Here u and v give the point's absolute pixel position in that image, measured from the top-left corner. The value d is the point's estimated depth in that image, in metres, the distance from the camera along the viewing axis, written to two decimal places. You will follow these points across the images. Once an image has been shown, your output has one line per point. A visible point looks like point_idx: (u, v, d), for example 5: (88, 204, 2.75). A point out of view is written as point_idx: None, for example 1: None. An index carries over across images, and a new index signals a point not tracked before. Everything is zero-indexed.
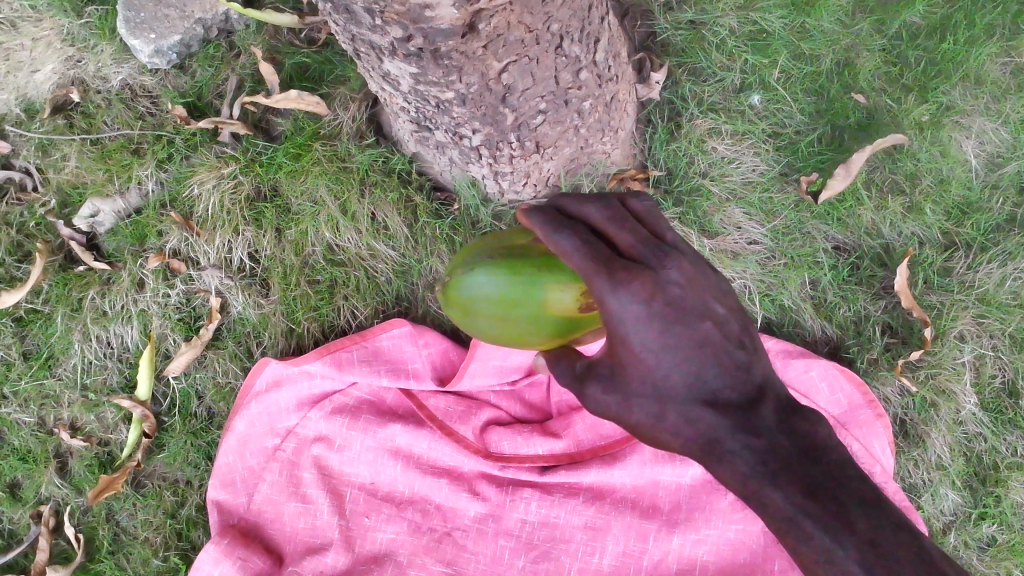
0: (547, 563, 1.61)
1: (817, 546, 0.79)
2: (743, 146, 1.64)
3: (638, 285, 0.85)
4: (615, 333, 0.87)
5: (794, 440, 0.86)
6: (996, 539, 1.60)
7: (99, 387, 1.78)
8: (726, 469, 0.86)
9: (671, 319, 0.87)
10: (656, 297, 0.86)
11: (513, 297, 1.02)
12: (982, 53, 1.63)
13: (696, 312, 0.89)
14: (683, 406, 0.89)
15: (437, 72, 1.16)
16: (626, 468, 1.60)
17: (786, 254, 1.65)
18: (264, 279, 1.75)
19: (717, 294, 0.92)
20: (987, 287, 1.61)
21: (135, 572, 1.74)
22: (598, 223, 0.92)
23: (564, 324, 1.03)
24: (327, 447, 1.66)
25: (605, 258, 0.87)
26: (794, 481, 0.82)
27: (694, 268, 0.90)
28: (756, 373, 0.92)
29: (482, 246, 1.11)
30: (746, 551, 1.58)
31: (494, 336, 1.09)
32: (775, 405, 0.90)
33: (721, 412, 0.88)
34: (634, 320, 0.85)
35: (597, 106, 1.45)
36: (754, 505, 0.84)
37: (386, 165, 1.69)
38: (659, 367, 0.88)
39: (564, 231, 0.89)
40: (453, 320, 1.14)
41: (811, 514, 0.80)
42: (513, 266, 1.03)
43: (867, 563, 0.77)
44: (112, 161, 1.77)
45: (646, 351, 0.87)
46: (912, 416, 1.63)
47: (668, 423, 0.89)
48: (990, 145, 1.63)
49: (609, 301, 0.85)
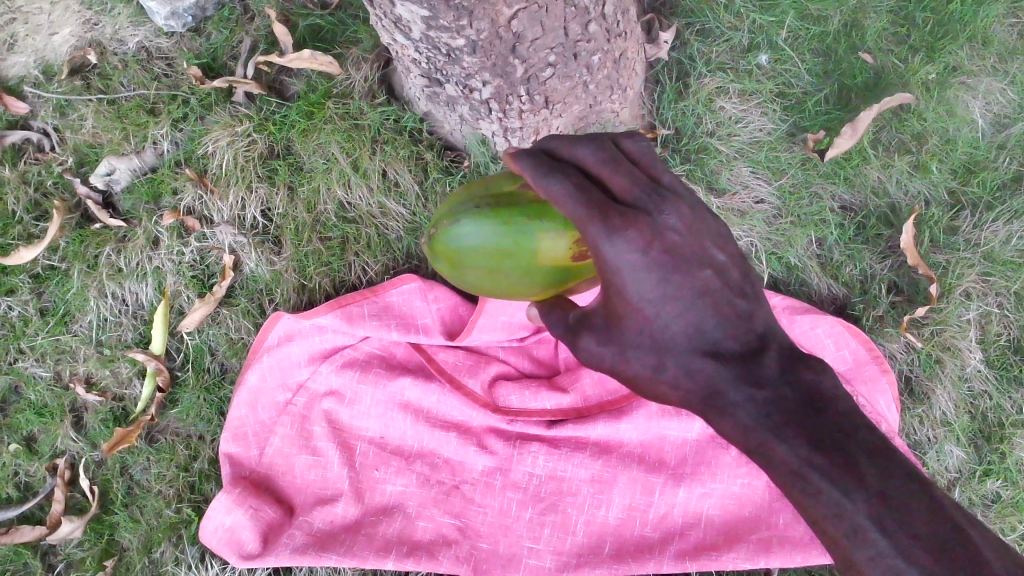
0: (554, 515, 1.62)
1: (826, 500, 0.74)
2: (750, 106, 1.65)
3: (635, 232, 0.79)
4: (611, 283, 0.81)
5: (798, 389, 0.82)
6: (1000, 495, 1.61)
7: (115, 343, 1.81)
8: (728, 423, 0.82)
9: (669, 268, 0.81)
10: (654, 245, 0.80)
11: (501, 248, 0.99)
12: (990, 13, 1.65)
13: (695, 259, 0.83)
14: (682, 357, 0.84)
15: (449, 14, 1.19)
16: (633, 423, 1.62)
17: (793, 213, 1.66)
18: (277, 237, 1.77)
19: (717, 239, 0.86)
20: (992, 245, 1.62)
21: (149, 524, 1.77)
22: (590, 165, 0.85)
23: (555, 273, 1.00)
24: (338, 401, 1.69)
25: (599, 202, 0.80)
26: (800, 433, 0.78)
27: (693, 213, 0.84)
28: (759, 322, 0.86)
29: (468, 192, 1.07)
30: (751, 506, 1.60)
31: (486, 287, 1.07)
32: (778, 353, 0.85)
33: (724, 363, 0.83)
34: (631, 270, 0.79)
35: (606, 62, 1.47)
36: (759, 458, 0.80)
37: (398, 124, 1.72)
38: (658, 317, 0.83)
39: (553, 174, 0.82)
40: (442, 269, 1.12)
41: (817, 466, 0.75)
42: (499, 215, 1.00)
43: (880, 518, 0.72)
44: (128, 121, 1.81)
45: (643, 303, 0.82)
46: (917, 373, 1.63)
47: (667, 375, 0.85)
48: (996, 105, 1.65)
49: (604, 248, 0.79)
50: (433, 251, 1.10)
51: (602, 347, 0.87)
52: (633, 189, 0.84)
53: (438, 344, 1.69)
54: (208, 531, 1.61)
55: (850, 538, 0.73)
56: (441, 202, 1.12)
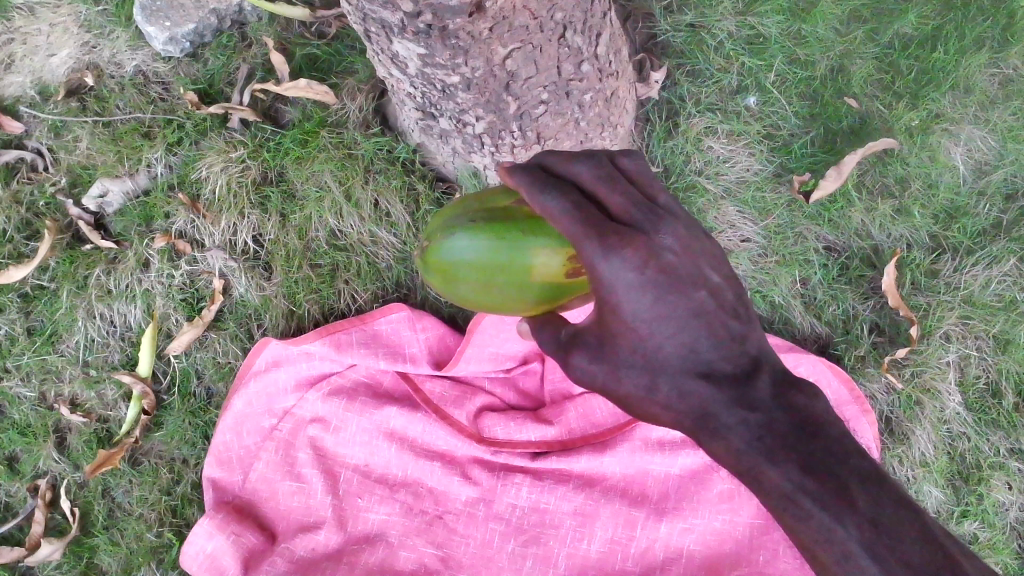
0: (536, 547, 1.62)
1: (817, 525, 0.76)
2: (737, 146, 1.69)
3: (631, 251, 0.78)
4: (605, 301, 0.80)
5: (790, 412, 0.81)
6: (978, 536, 1.63)
7: (101, 364, 1.82)
8: (720, 445, 0.82)
9: (665, 287, 0.80)
10: (650, 264, 0.79)
11: (494, 261, 0.96)
12: (972, 64, 1.69)
13: (691, 278, 0.82)
14: (675, 378, 0.82)
15: (445, 53, 1.21)
16: (617, 456, 1.62)
17: (777, 252, 1.69)
18: (268, 262, 1.79)
19: (713, 260, 0.85)
20: (972, 289, 1.65)
21: (129, 547, 1.76)
22: (587, 182, 0.84)
23: (549, 289, 0.97)
24: (323, 428, 1.69)
25: (596, 221, 0.80)
26: (793, 459, 0.78)
27: (690, 234, 0.84)
28: (752, 345, 0.85)
29: (459, 205, 1.04)
30: (731, 542, 1.59)
31: (477, 303, 1.03)
32: (771, 375, 0.85)
33: (717, 386, 0.82)
34: (626, 289, 0.78)
35: (597, 100, 1.50)
36: (750, 481, 0.80)
37: (391, 154, 1.74)
38: (652, 337, 0.81)
39: (550, 191, 0.82)
40: (431, 284, 1.07)
41: (810, 492, 0.76)
42: (493, 228, 0.96)
43: (871, 547, 0.74)
44: (123, 143, 1.82)
45: (638, 322, 0.80)
46: (898, 414, 1.66)
47: (659, 396, 0.83)
48: (977, 152, 1.68)
49: (599, 267, 0.78)
50: (423, 265, 1.05)
51: (593, 368, 0.85)
52: (630, 208, 0.83)
53: (425, 373, 1.71)
54: (189, 556, 1.59)
55: (841, 565, 0.75)
56: (433, 216, 1.08)
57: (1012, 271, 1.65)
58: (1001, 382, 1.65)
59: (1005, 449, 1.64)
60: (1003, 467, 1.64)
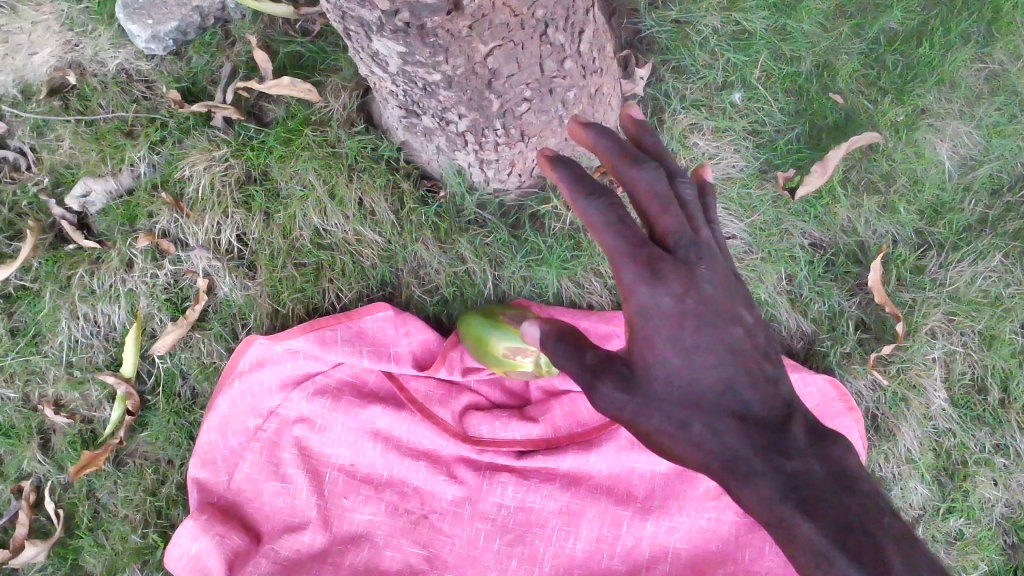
0: (522, 546, 1.61)
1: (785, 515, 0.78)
2: (723, 142, 1.68)
3: (670, 280, 0.85)
4: (640, 330, 0.86)
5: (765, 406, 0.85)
6: (963, 532, 1.63)
7: (85, 364, 1.81)
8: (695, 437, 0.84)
9: (703, 319, 0.86)
10: (688, 295, 0.85)
11: None
12: (957, 59, 1.68)
13: (727, 318, 0.87)
14: (712, 415, 0.84)
15: (425, 51, 1.20)
16: (602, 454, 1.61)
17: (763, 249, 1.68)
18: (252, 261, 1.77)
19: (746, 300, 0.91)
20: (958, 285, 1.64)
21: (114, 549, 1.75)
22: (641, 190, 0.88)
23: None
24: (309, 428, 1.68)
25: (639, 241, 0.85)
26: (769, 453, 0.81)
27: (724, 270, 0.90)
28: (784, 391, 0.88)
29: None
30: (717, 540, 1.59)
31: None
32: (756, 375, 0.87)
33: (751, 429, 0.82)
34: (663, 316, 0.85)
35: (582, 98, 1.50)
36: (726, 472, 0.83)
37: (375, 152, 1.73)
38: (689, 369, 0.85)
39: (595, 198, 0.84)
40: None
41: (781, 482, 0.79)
42: None
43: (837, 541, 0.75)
44: (106, 142, 1.81)
45: (674, 348, 0.85)
46: (884, 411, 1.65)
47: (692, 433, 0.84)
48: (964, 147, 1.68)
49: (637, 292, 0.84)
50: None
51: (620, 395, 0.85)
52: (677, 231, 0.88)
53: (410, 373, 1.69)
54: (173, 558, 1.59)
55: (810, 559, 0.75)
56: None
57: (999, 267, 1.64)
58: (987, 378, 1.64)
59: (991, 445, 1.64)
60: (988, 464, 1.63)
